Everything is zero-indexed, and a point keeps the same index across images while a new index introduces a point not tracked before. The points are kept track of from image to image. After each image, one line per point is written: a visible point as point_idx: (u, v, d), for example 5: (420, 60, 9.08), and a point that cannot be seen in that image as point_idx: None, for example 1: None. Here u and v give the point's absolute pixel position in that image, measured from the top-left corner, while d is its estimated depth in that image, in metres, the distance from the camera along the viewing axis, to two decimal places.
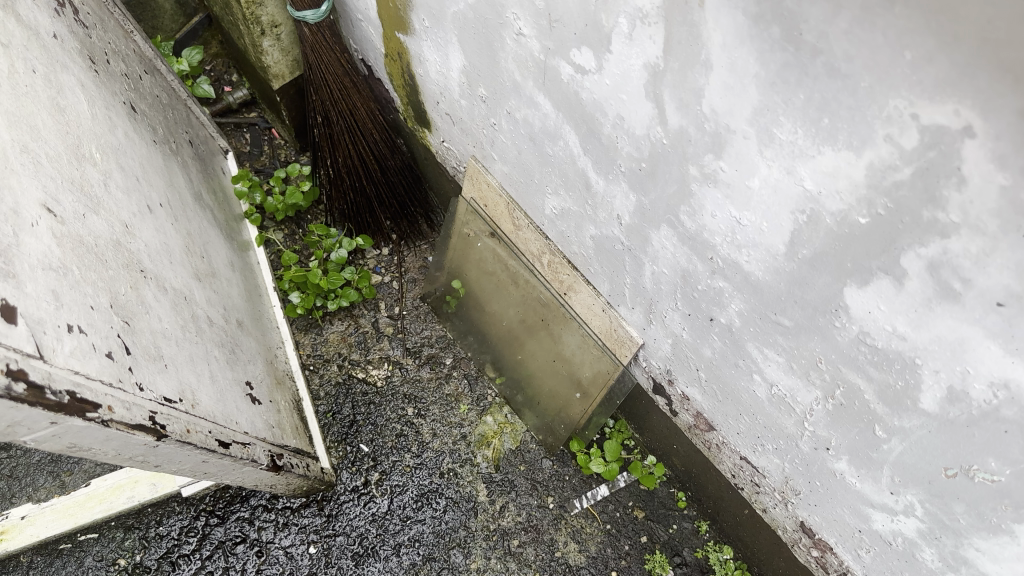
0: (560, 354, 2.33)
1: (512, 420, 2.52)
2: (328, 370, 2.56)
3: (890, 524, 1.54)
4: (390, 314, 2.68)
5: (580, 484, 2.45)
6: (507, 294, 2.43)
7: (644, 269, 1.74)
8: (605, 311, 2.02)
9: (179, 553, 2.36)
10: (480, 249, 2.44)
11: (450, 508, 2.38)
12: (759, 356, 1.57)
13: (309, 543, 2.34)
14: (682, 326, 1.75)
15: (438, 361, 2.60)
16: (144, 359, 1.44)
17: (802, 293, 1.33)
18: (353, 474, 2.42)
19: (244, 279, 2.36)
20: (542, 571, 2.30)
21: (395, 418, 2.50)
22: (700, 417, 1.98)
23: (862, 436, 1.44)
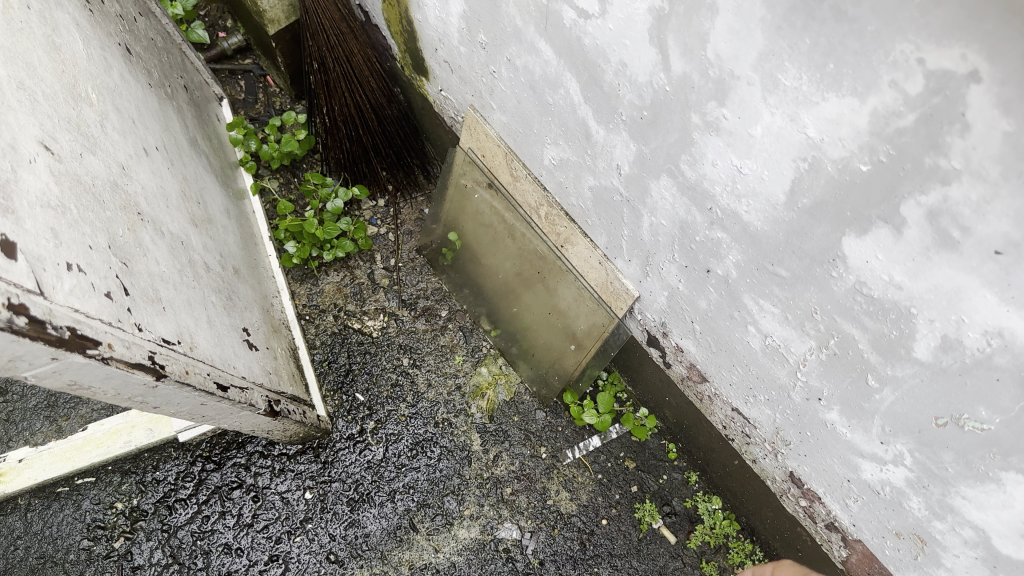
0: (555, 307, 2.31)
1: (507, 371, 2.54)
2: (324, 321, 2.56)
3: (878, 473, 1.57)
4: (386, 265, 2.67)
5: (572, 435, 2.48)
6: (503, 246, 2.41)
7: (642, 220, 1.74)
8: (602, 264, 2.02)
9: (175, 497, 2.40)
10: (477, 201, 2.42)
11: (444, 457, 2.42)
12: (755, 308, 1.58)
13: (305, 489, 2.39)
14: (678, 278, 1.76)
15: (433, 313, 2.61)
16: (142, 301, 1.44)
17: (801, 243, 1.33)
18: (348, 423, 2.45)
19: (240, 228, 2.35)
20: (534, 518, 2.36)
21: (390, 368, 2.52)
22: (693, 369, 1.99)
23: (854, 386, 1.46)
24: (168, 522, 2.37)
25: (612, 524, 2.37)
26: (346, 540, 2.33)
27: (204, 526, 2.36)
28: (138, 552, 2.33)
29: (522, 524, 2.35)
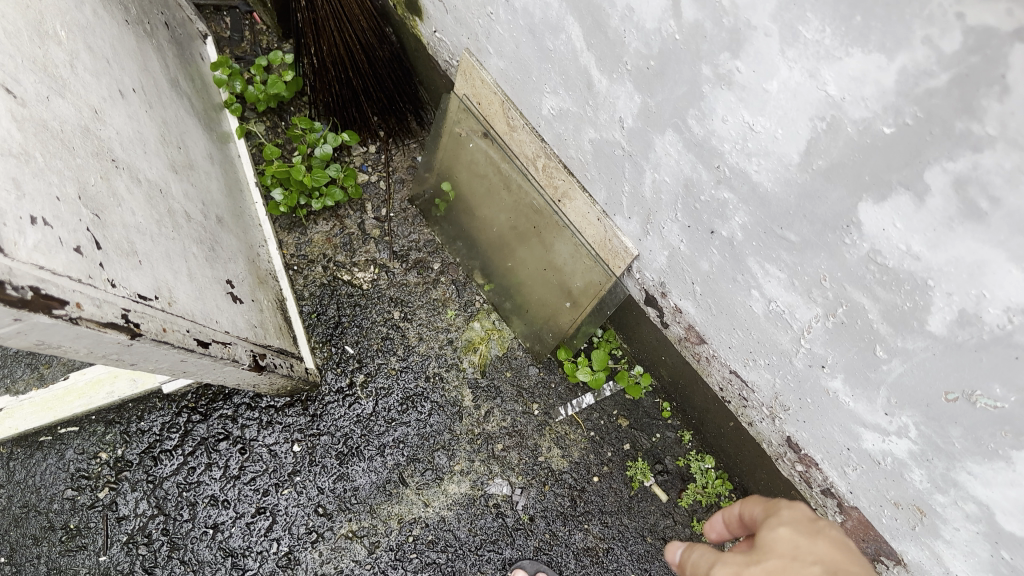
0: (551, 263, 2.23)
1: (500, 326, 2.48)
2: (313, 272, 2.49)
3: (880, 444, 1.52)
4: (377, 215, 2.58)
5: (565, 392, 2.43)
6: (498, 198, 2.32)
7: (645, 176, 1.66)
8: (600, 221, 1.94)
9: (161, 448, 2.36)
10: (471, 150, 2.31)
11: (435, 412, 2.38)
12: (759, 272, 1.51)
13: (293, 442, 2.35)
14: (680, 237, 1.69)
15: (425, 266, 2.54)
16: (117, 255, 1.37)
17: (812, 207, 1.26)
18: (338, 376, 2.40)
19: (224, 174, 2.26)
20: (524, 474, 2.33)
21: (381, 321, 2.46)
22: (691, 330, 1.93)
23: (861, 356, 1.40)
24: (153, 473, 2.33)
25: (604, 481, 2.34)
26: (334, 494, 2.31)
27: (191, 477, 2.33)
28: (123, 503, 2.30)
29: (512, 480, 2.32)
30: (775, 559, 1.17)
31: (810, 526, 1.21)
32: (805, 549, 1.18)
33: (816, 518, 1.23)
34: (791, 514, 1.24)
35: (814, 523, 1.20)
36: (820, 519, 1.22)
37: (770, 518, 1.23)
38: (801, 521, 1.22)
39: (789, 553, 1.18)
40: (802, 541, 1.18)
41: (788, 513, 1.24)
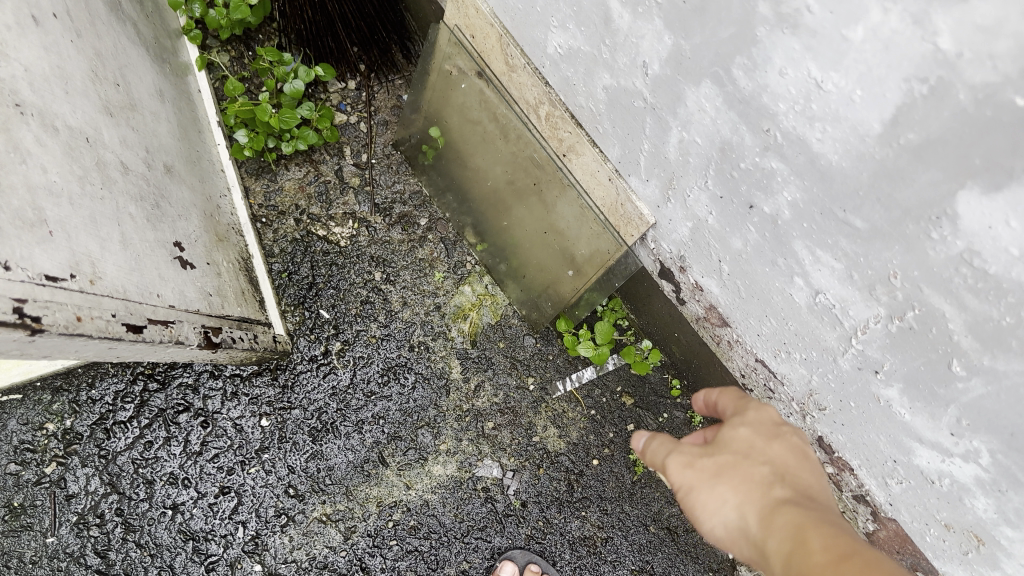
0: (552, 226, 1.96)
1: (493, 292, 2.22)
2: (284, 225, 2.21)
3: (938, 463, 1.29)
4: (356, 161, 2.29)
5: (564, 365, 2.18)
6: (494, 148, 2.03)
7: (670, 135, 1.37)
8: (611, 181, 1.66)
9: (114, 420, 2.12)
10: (463, 91, 2.01)
11: (419, 385, 2.14)
12: (808, 258, 1.25)
13: (260, 416, 2.11)
14: (709, 209, 1.41)
15: (411, 221, 2.26)
16: (16, 227, 1.09)
17: (892, 190, 0.99)
18: (311, 343, 2.14)
19: (177, 113, 1.96)
20: (517, 456, 2.10)
21: (360, 283, 2.19)
22: (712, 311, 1.67)
23: (929, 369, 1.15)
24: (106, 447, 2.10)
25: (604, 464, 2.12)
26: (306, 474, 2.08)
27: (147, 452, 2.10)
28: (72, 480, 2.08)
29: (503, 462, 2.10)
30: (728, 454, 1.22)
31: (771, 430, 1.24)
32: (761, 450, 1.22)
33: (780, 422, 1.26)
34: (756, 415, 1.27)
35: (774, 427, 1.24)
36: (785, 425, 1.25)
37: (733, 417, 1.27)
38: (763, 425, 1.25)
39: (744, 451, 1.22)
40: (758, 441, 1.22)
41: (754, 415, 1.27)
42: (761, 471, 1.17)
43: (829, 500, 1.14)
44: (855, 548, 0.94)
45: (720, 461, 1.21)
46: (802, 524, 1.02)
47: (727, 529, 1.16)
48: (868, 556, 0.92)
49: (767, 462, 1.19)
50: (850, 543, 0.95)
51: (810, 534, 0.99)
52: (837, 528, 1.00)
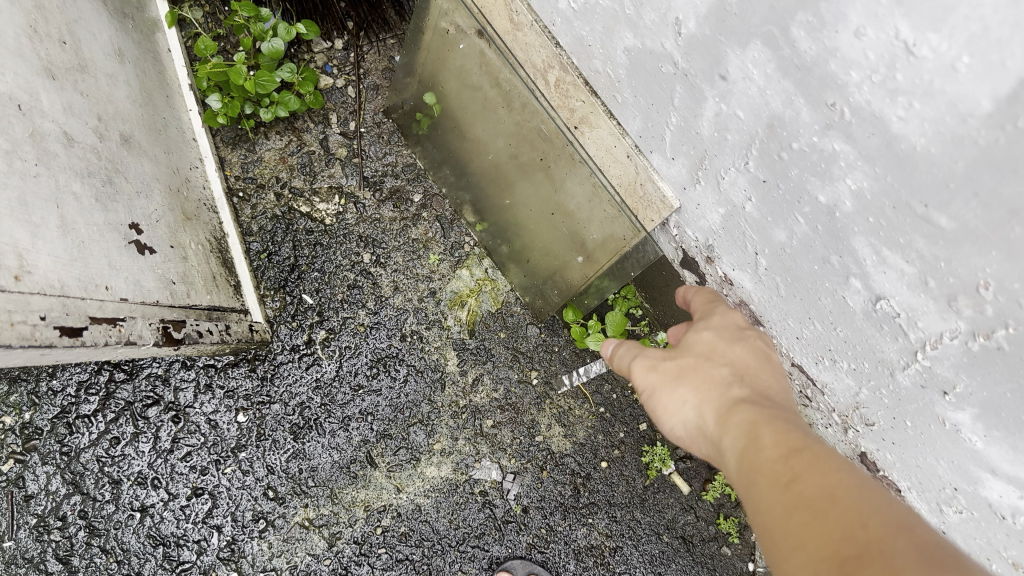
0: (560, 206, 1.75)
1: (493, 276, 2.02)
2: (263, 199, 2.00)
3: (1013, 500, 1.09)
4: (343, 130, 2.07)
5: (571, 358, 1.99)
6: (496, 118, 1.81)
7: (706, 107, 1.16)
8: (630, 159, 1.45)
9: (77, 414, 1.91)
10: (461, 53, 1.79)
11: (412, 379, 1.94)
12: (870, 258, 1.05)
13: (237, 411, 1.92)
14: (748, 195, 1.21)
15: (403, 196, 2.05)
16: None
17: (997, 184, 0.79)
18: (293, 331, 1.94)
19: (139, 74, 1.74)
20: (518, 457, 1.92)
21: (347, 266, 1.99)
22: (743, 308, 1.47)
23: (1018, 397, 0.96)
24: (68, 444, 1.90)
25: (614, 467, 1.93)
26: (287, 475, 1.89)
27: (114, 449, 1.91)
28: (32, 479, 1.88)
29: (503, 464, 1.91)
30: (691, 357, 1.24)
31: (733, 332, 1.26)
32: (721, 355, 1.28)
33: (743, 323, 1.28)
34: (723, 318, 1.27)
35: (737, 330, 1.25)
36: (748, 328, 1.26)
37: (698, 321, 1.28)
38: (726, 326, 1.27)
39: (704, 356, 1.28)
40: (720, 343, 1.24)
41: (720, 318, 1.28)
42: (720, 372, 1.20)
43: (786, 398, 1.18)
44: (805, 444, 0.99)
45: (682, 364, 1.23)
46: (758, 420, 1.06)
47: (687, 427, 1.22)
48: (818, 453, 0.96)
49: (727, 362, 1.21)
50: (802, 441, 0.99)
51: (764, 431, 1.04)
52: (791, 426, 1.04)
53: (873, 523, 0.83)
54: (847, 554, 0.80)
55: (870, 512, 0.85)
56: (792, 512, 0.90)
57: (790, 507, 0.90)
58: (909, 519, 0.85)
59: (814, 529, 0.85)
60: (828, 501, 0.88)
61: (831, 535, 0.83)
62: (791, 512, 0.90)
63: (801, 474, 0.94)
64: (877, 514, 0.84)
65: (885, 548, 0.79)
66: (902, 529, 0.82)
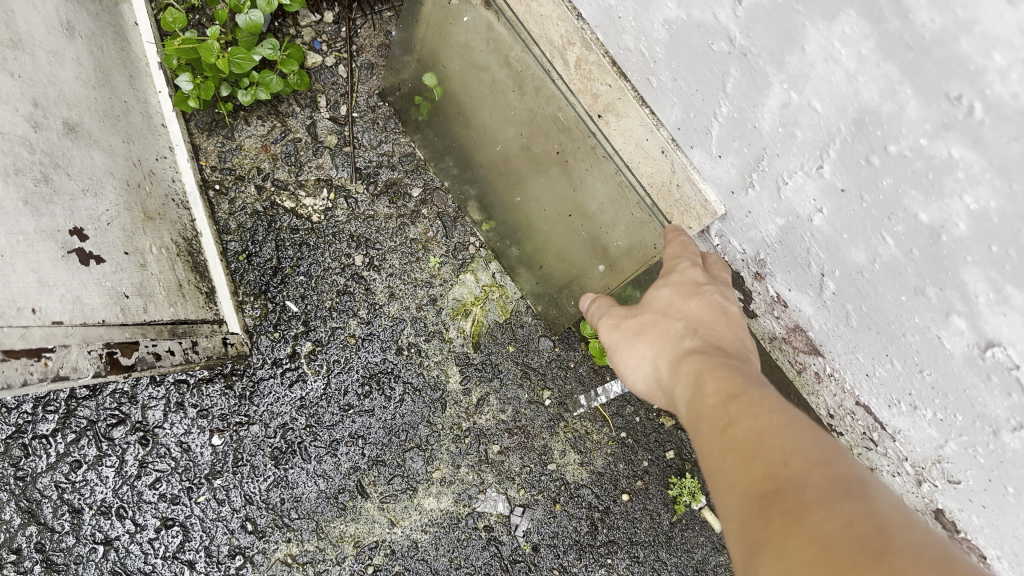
0: (579, 207, 1.52)
1: (502, 283, 1.79)
2: (243, 192, 1.76)
3: None
4: (333, 115, 1.83)
5: (589, 375, 1.76)
6: (504, 103, 1.57)
7: (771, 95, 0.92)
8: (666, 155, 1.21)
9: (33, 434, 1.66)
10: (465, 28, 1.54)
11: (408, 398, 1.71)
12: (987, 296, 0.82)
13: (211, 433, 1.69)
14: (818, 205, 0.97)
15: (400, 190, 1.80)
16: None
17: None
18: (275, 343, 1.71)
19: (95, 51, 1.49)
20: (528, 488, 1.70)
21: (336, 268, 1.75)
22: (798, 334, 1.24)
23: None
24: (23, 468, 1.66)
25: (636, 501, 1.72)
26: (267, 506, 1.67)
27: (74, 475, 1.66)
28: None
29: (510, 495, 1.69)
30: (650, 312, 1.13)
31: (692, 287, 1.13)
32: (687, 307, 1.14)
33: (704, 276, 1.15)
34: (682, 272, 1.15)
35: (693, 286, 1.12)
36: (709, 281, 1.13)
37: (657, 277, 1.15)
38: (685, 281, 1.13)
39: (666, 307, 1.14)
40: (677, 298, 1.11)
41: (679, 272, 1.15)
42: (676, 327, 1.09)
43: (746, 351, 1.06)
44: (747, 389, 0.91)
45: (641, 319, 1.13)
46: (706, 371, 0.97)
47: (647, 384, 1.12)
48: (763, 397, 0.89)
49: (683, 318, 1.10)
50: (747, 386, 0.91)
51: (709, 377, 0.96)
52: (741, 377, 0.94)
53: (801, 462, 0.78)
54: (768, 496, 0.76)
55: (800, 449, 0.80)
56: (726, 456, 0.85)
57: (724, 451, 0.85)
58: (840, 454, 0.80)
59: (743, 470, 0.81)
60: (761, 445, 0.83)
61: (758, 477, 0.79)
62: (726, 454, 0.85)
63: (739, 416, 0.88)
64: (805, 451, 0.79)
65: (806, 489, 0.75)
66: (829, 465, 0.77)
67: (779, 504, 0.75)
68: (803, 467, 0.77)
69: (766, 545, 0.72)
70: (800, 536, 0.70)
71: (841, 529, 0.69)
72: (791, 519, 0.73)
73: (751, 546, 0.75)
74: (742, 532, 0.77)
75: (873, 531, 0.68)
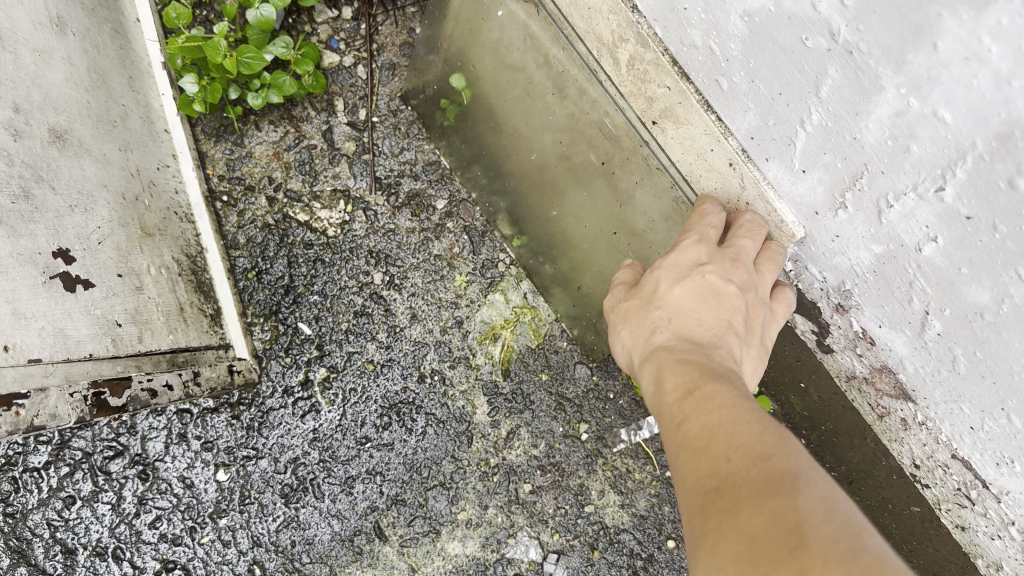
0: (626, 224, 1.37)
1: (535, 304, 1.63)
2: (253, 204, 1.62)
3: None
4: (351, 120, 1.67)
5: (630, 408, 1.60)
6: (542, 108, 1.41)
7: (883, 100, 0.75)
8: (734, 168, 1.05)
9: (22, 467, 1.51)
10: (499, 24, 1.38)
11: (431, 431, 1.56)
12: None
13: (216, 468, 1.54)
14: (932, 232, 0.81)
15: (423, 202, 1.65)
16: None
17: None
18: (287, 369, 1.56)
19: (91, 50, 1.34)
20: (563, 533, 1.55)
21: (353, 287, 1.60)
22: (884, 375, 1.08)
23: None
24: (13, 504, 1.51)
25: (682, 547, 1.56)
26: (276, 548, 1.53)
27: (68, 512, 1.51)
28: None
29: (544, 540, 1.55)
30: (638, 296, 1.04)
31: (684, 269, 0.99)
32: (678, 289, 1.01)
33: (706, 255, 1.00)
34: (683, 248, 1.01)
35: (685, 267, 0.99)
36: (709, 259, 0.98)
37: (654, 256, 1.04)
38: (680, 262, 1.00)
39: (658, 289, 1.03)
40: (663, 281, 1.00)
41: (680, 248, 1.02)
42: (656, 315, 0.99)
43: (727, 339, 0.93)
44: (705, 384, 0.83)
45: (626, 305, 1.05)
46: (667, 367, 0.90)
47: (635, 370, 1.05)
48: (719, 390, 0.82)
49: (665, 304, 0.98)
50: (705, 382, 0.84)
51: (669, 371, 0.89)
52: (702, 372, 0.86)
53: (744, 457, 0.72)
54: (708, 493, 0.72)
55: (746, 441, 0.74)
56: (678, 454, 0.80)
57: (677, 450, 0.80)
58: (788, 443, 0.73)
59: (689, 468, 0.76)
60: (709, 443, 0.77)
61: (703, 473, 0.74)
62: (679, 451, 0.80)
63: (693, 412, 0.82)
64: (749, 445, 0.73)
65: (742, 486, 0.69)
66: (772, 460, 0.71)
67: (715, 502, 0.70)
68: (743, 463, 0.72)
69: (701, 544, 0.68)
70: (730, 535, 0.66)
71: (766, 527, 0.64)
72: (725, 518, 0.68)
73: (692, 546, 0.70)
74: (689, 530, 0.73)
75: (794, 526, 0.63)
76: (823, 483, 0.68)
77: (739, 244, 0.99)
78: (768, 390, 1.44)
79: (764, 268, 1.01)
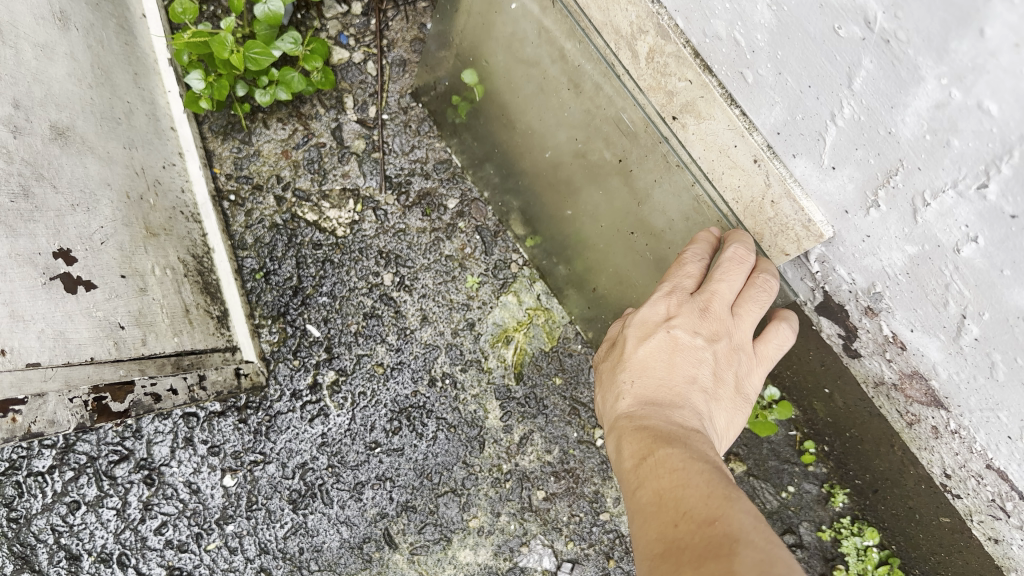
0: (643, 224, 1.33)
1: (548, 306, 1.59)
2: (261, 204, 1.59)
3: None
4: (361, 117, 1.64)
5: None
6: (556, 104, 1.37)
7: (922, 91, 0.71)
8: (758, 165, 1.01)
9: (26, 472, 1.48)
10: (513, 17, 1.34)
11: (442, 436, 1.52)
12: None
13: (222, 473, 1.51)
14: (973, 232, 0.77)
15: (434, 202, 1.61)
16: None
17: None
18: (295, 372, 1.52)
19: (95, 45, 1.31)
20: (577, 541, 1.52)
21: (362, 288, 1.56)
22: (915, 381, 1.04)
23: None
24: (17, 508, 1.48)
25: None
26: (284, 556, 1.50)
27: (72, 517, 1.48)
28: None
29: (558, 549, 1.51)
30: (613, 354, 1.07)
31: (651, 327, 1.02)
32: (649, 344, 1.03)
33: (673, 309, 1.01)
34: (652, 302, 1.04)
35: (652, 327, 1.02)
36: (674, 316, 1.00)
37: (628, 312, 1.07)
38: (648, 320, 1.03)
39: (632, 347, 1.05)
40: (631, 341, 1.03)
41: (651, 302, 1.04)
42: (624, 377, 1.02)
43: (690, 397, 0.95)
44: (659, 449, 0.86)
45: (604, 364, 1.09)
46: (627, 433, 0.93)
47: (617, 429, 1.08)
48: (672, 454, 0.84)
49: (633, 366, 1.01)
50: (658, 447, 0.86)
51: (628, 437, 0.92)
52: (656, 437, 0.88)
53: (690, 522, 0.74)
54: (655, 558, 0.73)
55: (693, 505, 0.75)
56: (635, 520, 0.82)
57: (635, 516, 0.82)
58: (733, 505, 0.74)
59: (642, 534, 0.77)
60: (660, 509, 0.79)
61: (654, 538, 0.75)
62: (637, 517, 0.82)
63: (649, 478, 0.84)
64: (695, 509, 0.74)
65: (686, 550, 0.70)
66: (716, 524, 0.72)
67: (660, 566, 0.71)
68: (689, 528, 0.73)
69: None
70: None
71: None
72: None
73: None
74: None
75: None
76: (765, 545, 0.68)
77: (710, 290, 0.99)
78: (790, 395, 1.40)
79: (740, 314, 1.00)
